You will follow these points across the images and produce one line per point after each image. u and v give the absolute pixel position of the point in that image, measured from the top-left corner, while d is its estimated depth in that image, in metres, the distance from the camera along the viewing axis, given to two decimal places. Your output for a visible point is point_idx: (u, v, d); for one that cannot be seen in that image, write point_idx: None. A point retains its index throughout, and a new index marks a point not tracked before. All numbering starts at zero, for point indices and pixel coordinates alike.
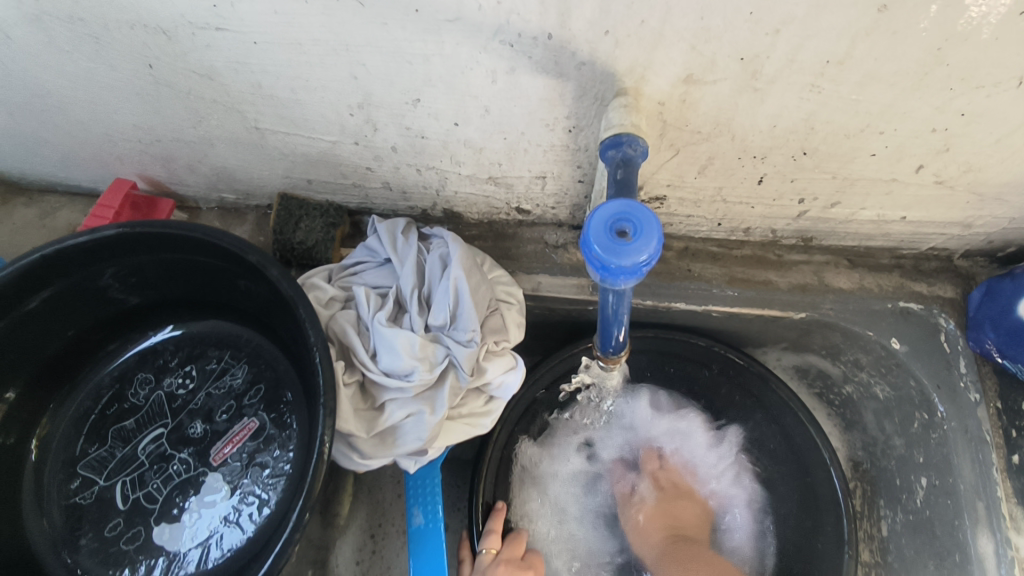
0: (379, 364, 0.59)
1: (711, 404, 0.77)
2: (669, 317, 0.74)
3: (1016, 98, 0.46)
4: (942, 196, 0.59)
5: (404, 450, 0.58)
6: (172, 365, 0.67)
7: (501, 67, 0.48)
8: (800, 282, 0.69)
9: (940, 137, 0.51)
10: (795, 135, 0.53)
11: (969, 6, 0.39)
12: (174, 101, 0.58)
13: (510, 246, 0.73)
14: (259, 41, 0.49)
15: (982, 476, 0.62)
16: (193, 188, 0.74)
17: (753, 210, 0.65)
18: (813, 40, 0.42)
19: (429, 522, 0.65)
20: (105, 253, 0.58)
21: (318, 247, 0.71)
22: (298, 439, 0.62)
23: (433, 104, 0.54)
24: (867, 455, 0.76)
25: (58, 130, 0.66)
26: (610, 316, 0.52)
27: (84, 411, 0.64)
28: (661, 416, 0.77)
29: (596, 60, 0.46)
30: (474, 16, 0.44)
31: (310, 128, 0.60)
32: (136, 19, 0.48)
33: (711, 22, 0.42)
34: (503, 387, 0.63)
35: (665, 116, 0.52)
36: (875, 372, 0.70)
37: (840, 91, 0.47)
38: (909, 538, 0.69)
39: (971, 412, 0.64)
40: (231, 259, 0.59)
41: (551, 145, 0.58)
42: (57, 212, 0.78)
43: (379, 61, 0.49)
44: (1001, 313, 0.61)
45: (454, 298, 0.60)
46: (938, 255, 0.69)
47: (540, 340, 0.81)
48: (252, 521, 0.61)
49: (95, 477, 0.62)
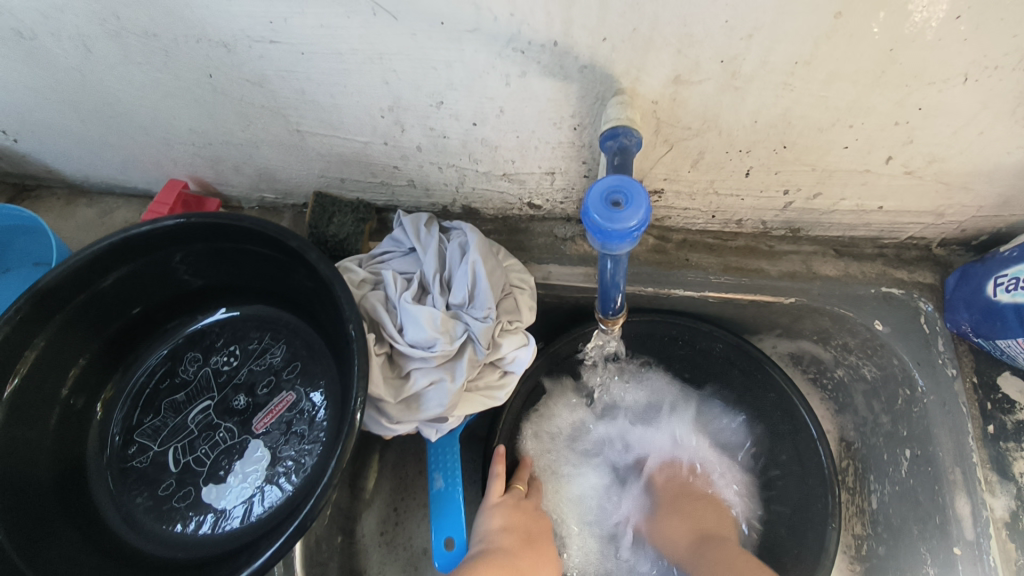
0: (405, 338, 0.66)
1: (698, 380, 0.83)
2: (669, 303, 0.80)
3: (965, 92, 0.52)
4: (913, 186, 0.65)
5: (427, 415, 0.65)
6: (218, 345, 0.74)
7: (514, 71, 0.56)
8: (790, 270, 0.75)
9: (903, 129, 0.57)
10: (774, 130, 0.59)
11: (911, 12, 0.46)
12: (228, 107, 0.67)
13: (523, 239, 0.80)
14: (306, 51, 0.57)
15: (959, 444, 0.67)
16: (237, 188, 0.83)
17: (743, 202, 0.71)
18: (781, 43, 0.49)
19: (448, 486, 0.71)
20: (165, 241, 0.66)
21: (349, 239, 0.79)
22: (331, 409, 0.69)
23: (454, 105, 0.62)
24: (859, 435, 0.81)
25: (123, 135, 0.74)
26: (608, 283, 0.58)
27: (140, 385, 0.72)
28: (655, 396, 0.84)
29: (596, 64, 0.54)
30: (491, 26, 0.51)
31: (345, 130, 0.68)
32: (203, 34, 0.57)
33: (693, 28, 0.49)
34: (516, 362, 0.69)
35: (658, 114, 0.59)
36: (863, 354, 0.76)
37: (809, 88, 0.54)
38: (896, 507, 0.74)
39: (948, 386, 0.69)
40: (275, 246, 0.66)
41: (559, 142, 0.65)
42: (115, 212, 0.87)
43: (409, 67, 0.57)
44: (973, 293, 0.67)
45: (472, 279, 0.67)
46: (918, 244, 0.75)
47: (551, 328, 0.87)
48: (290, 482, 0.67)
49: (150, 443, 0.69)
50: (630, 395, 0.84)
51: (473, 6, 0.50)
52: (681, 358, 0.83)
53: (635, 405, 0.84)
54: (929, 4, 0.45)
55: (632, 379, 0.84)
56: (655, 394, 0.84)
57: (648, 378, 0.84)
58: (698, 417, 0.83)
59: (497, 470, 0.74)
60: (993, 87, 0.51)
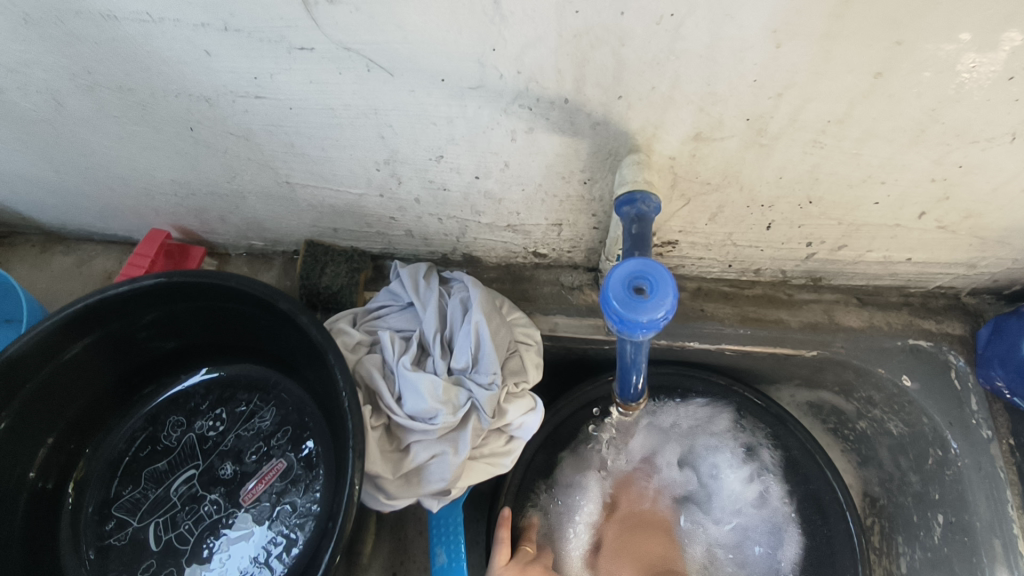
0: (404, 408, 0.61)
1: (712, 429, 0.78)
2: (683, 355, 0.75)
3: (1010, 151, 0.48)
4: (946, 239, 0.61)
5: (428, 490, 0.61)
6: (203, 408, 0.70)
7: (520, 127, 0.52)
8: (811, 320, 0.71)
9: (940, 186, 0.53)
10: (800, 185, 0.55)
11: (959, 71, 0.42)
12: (212, 160, 0.62)
13: (527, 288, 0.75)
14: (295, 106, 0.53)
15: (997, 513, 0.64)
16: (223, 236, 0.78)
17: (762, 252, 0.67)
18: (813, 102, 0.45)
19: (452, 561, 0.66)
20: (144, 302, 0.61)
21: (343, 292, 0.74)
22: (325, 480, 0.64)
23: (455, 159, 0.57)
24: (884, 491, 0.76)
25: (99, 185, 0.69)
26: (629, 363, 0.54)
27: (118, 453, 0.67)
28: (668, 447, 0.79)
29: (610, 121, 0.50)
30: (496, 83, 0.47)
31: (337, 182, 0.63)
32: (183, 89, 0.52)
33: (717, 87, 0.45)
34: (523, 428, 0.64)
35: (676, 170, 0.55)
36: (889, 409, 0.71)
37: (842, 146, 0.50)
38: (929, 574, 0.70)
39: (984, 449, 0.65)
40: (263, 306, 0.62)
41: (567, 195, 0.61)
42: (93, 260, 0.81)
43: (406, 122, 0.53)
44: (1009, 350, 0.63)
45: (475, 341, 0.63)
46: (945, 293, 0.71)
47: (557, 377, 0.83)
48: (282, 561, 0.62)
49: (129, 518, 0.64)
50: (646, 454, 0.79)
51: (477, 64, 0.45)
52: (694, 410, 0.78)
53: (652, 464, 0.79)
54: (978, 64, 0.41)
55: (650, 437, 0.79)
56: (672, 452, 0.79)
57: (667, 435, 0.79)
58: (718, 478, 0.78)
59: (502, 535, 0.69)
60: None
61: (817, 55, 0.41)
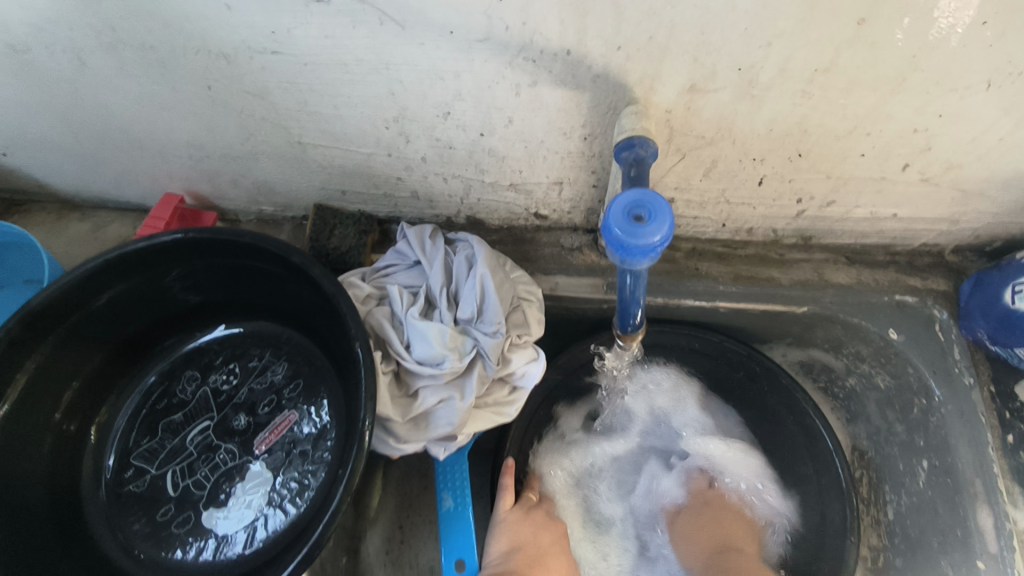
0: (413, 354, 0.64)
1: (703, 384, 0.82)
2: (679, 314, 0.78)
3: (987, 100, 0.51)
4: (929, 193, 0.64)
5: (436, 433, 0.63)
6: (217, 363, 0.72)
7: (524, 80, 0.54)
8: (801, 278, 0.74)
9: (922, 137, 0.56)
10: (790, 138, 0.58)
11: (937, 18, 0.45)
12: (227, 120, 0.65)
13: (528, 250, 0.78)
14: (309, 62, 0.55)
15: (979, 455, 0.67)
16: (234, 201, 0.80)
17: (755, 210, 0.70)
18: (801, 51, 0.48)
19: (458, 505, 0.69)
20: (163, 258, 0.64)
21: (351, 252, 0.77)
22: (336, 429, 0.67)
23: (461, 116, 0.60)
24: (872, 444, 0.79)
25: (116, 149, 0.72)
26: (628, 297, 0.57)
27: (136, 406, 0.70)
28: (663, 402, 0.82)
29: (609, 73, 0.52)
30: (502, 35, 0.50)
31: (347, 141, 0.66)
32: (202, 45, 0.55)
33: (711, 36, 0.48)
34: (526, 377, 0.67)
35: (672, 123, 0.57)
36: (876, 363, 0.74)
37: (828, 96, 0.53)
38: (914, 518, 0.73)
39: (966, 396, 0.68)
40: (277, 261, 0.64)
41: (568, 152, 0.63)
42: (107, 226, 0.84)
43: (415, 78, 0.56)
44: (989, 301, 0.66)
45: (480, 294, 0.65)
46: (930, 251, 0.74)
47: (558, 339, 0.86)
48: (294, 505, 0.65)
49: (147, 466, 0.67)
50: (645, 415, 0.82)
51: (484, 15, 0.48)
52: (685, 363, 0.81)
53: (652, 425, 0.82)
54: (955, 9, 0.44)
55: (650, 398, 0.82)
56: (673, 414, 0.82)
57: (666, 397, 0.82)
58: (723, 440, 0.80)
59: (507, 482, 0.72)
60: (1016, 94, 0.50)
61: (804, 2, 0.44)
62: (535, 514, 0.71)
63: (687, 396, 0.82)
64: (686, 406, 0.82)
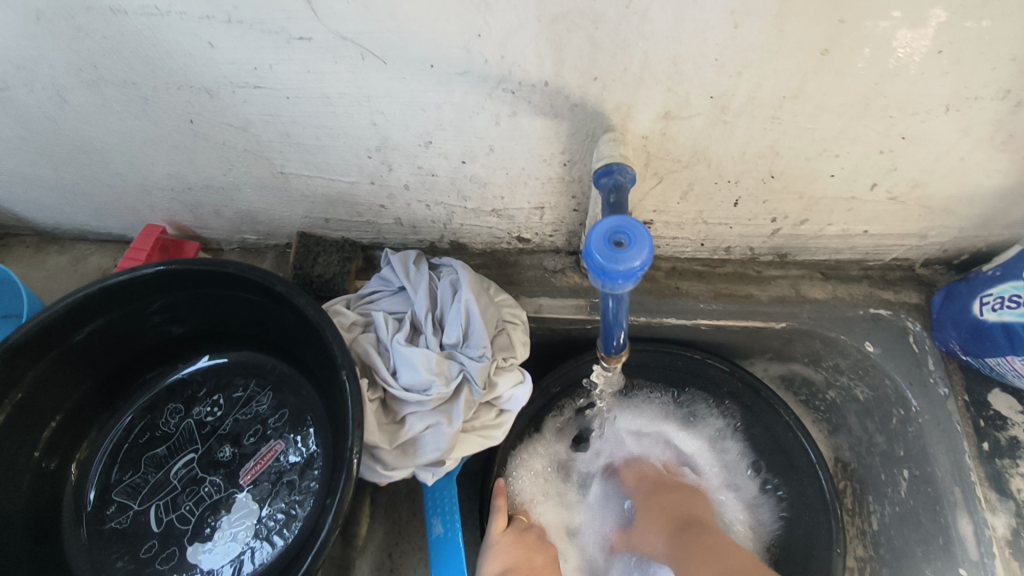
0: (399, 380, 0.64)
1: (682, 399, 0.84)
2: (660, 332, 0.79)
3: (946, 122, 0.54)
4: (897, 211, 0.66)
5: (424, 459, 0.63)
6: (201, 395, 0.71)
7: (504, 110, 0.56)
8: (779, 294, 0.75)
9: (887, 157, 0.58)
10: (762, 161, 0.60)
11: (895, 48, 0.47)
12: (210, 152, 0.65)
13: (512, 272, 0.79)
14: (291, 96, 0.56)
15: (957, 463, 0.68)
16: (217, 231, 0.80)
17: (731, 230, 0.72)
18: (768, 79, 0.50)
19: (448, 531, 0.69)
20: (144, 290, 0.63)
21: (335, 279, 0.77)
22: (323, 458, 0.66)
23: (443, 145, 0.61)
24: (854, 455, 0.81)
25: (97, 182, 0.72)
26: (610, 321, 0.58)
27: (118, 441, 0.69)
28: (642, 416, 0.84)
29: (586, 102, 0.54)
30: (481, 68, 0.51)
31: (330, 171, 0.66)
32: (184, 81, 0.55)
33: (683, 67, 0.49)
34: (513, 400, 0.67)
35: (649, 148, 0.59)
36: (855, 375, 0.76)
37: (797, 121, 0.55)
38: (898, 528, 0.74)
39: (941, 405, 0.70)
40: (261, 291, 0.64)
41: (548, 177, 0.65)
42: (87, 258, 0.83)
43: (397, 109, 0.57)
44: (960, 313, 0.69)
45: (465, 318, 0.66)
46: (901, 265, 0.77)
47: (543, 360, 0.86)
48: (282, 537, 0.64)
49: (130, 502, 0.66)
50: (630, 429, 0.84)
51: (464, 49, 0.49)
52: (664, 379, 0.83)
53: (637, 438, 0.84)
54: (911, 39, 0.46)
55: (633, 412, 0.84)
56: (655, 427, 0.84)
57: (648, 411, 0.84)
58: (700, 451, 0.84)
59: (497, 502, 0.72)
60: (973, 117, 0.53)
61: (770, 33, 0.46)
62: (529, 534, 0.72)
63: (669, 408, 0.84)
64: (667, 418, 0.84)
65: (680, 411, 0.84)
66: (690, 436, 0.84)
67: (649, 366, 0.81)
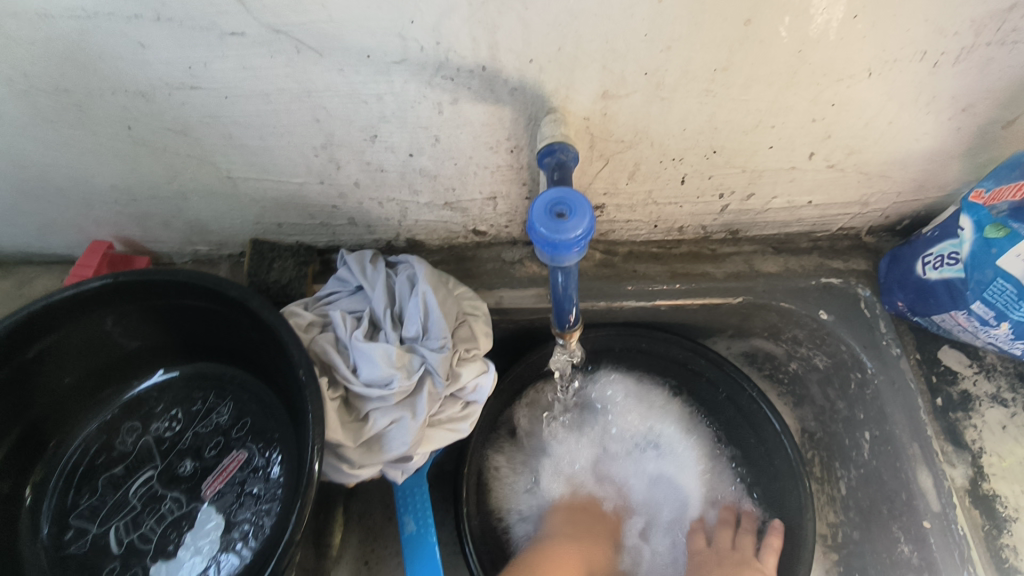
0: (360, 377, 0.64)
1: (647, 383, 0.86)
2: (622, 315, 0.80)
3: (871, 86, 0.56)
4: (837, 178, 0.68)
5: (390, 456, 0.63)
6: (158, 411, 0.70)
7: (445, 98, 0.56)
8: (733, 270, 0.77)
9: (820, 125, 0.60)
10: (702, 136, 0.62)
11: (813, 16, 0.49)
12: (152, 160, 0.64)
13: (471, 266, 0.79)
14: (230, 94, 0.56)
15: (913, 420, 0.69)
16: (168, 244, 0.79)
17: (682, 208, 0.73)
18: (697, 53, 0.52)
19: (420, 528, 0.68)
20: (94, 305, 0.62)
21: (292, 283, 0.76)
22: (288, 464, 0.65)
23: (389, 138, 0.61)
24: (819, 424, 0.82)
25: (38, 199, 0.70)
26: (560, 295, 0.58)
27: (73, 463, 0.66)
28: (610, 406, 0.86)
29: (525, 85, 0.55)
30: (418, 56, 0.52)
31: (278, 172, 0.66)
32: (119, 85, 0.54)
33: (615, 44, 0.51)
34: (478, 390, 0.67)
35: (592, 129, 0.60)
36: (812, 344, 0.78)
37: (730, 93, 0.56)
38: (864, 491, 0.76)
39: (895, 365, 0.72)
40: (216, 297, 0.63)
41: (497, 166, 0.65)
42: (33, 281, 0.81)
43: (338, 103, 0.57)
44: (905, 275, 0.71)
45: (424, 311, 0.66)
46: (848, 234, 0.79)
47: (509, 353, 0.86)
48: (248, 548, 0.63)
49: (88, 525, 0.64)
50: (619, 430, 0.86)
51: (399, 37, 0.50)
52: (628, 361, 0.84)
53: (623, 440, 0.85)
54: (827, 6, 0.48)
55: (624, 413, 0.86)
56: (644, 430, 0.86)
57: (641, 413, 0.86)
58: (685, 453, 0.85)
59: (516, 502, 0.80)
60: (895, 79, 0.55)
61: (694, 6, 0.47)
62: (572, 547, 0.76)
63: (662, 413, 0.86)
64: (657, 423, 0.86)
65: (673, 417, 0.86)
66: (678, 443, 0.85)
67: (612, 352, 0.83)
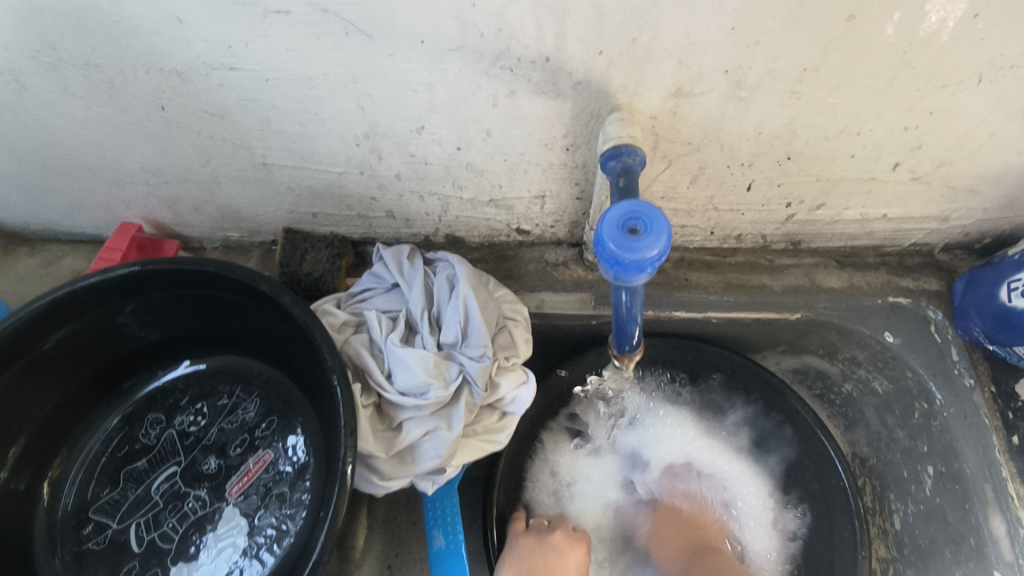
0: (394, 385, 0.60)
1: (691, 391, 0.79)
2: (669, 325, 0.76)
3: (978, 95, 0.50)
4: (919, 191, 0.62)
5: (422, 469, 0.59)
6: (183, 403, 0.67)
7: (502, 90, 0.51)
8: (793, 284, 0.72)
9: (912, 135, 0.55)
10: (778, 141, 0.56)
11: (928, 12, 0.43)
12: (184, 142, 0.60)
13: (511, 266, 0.75)
14: (271, 77, 0.51)
15: (986, 457, 0.65)
16: (198, 229, 0.76)
17: (743, 216, 0.68)
18: (789, 49, 0.46)
19: (450, 543, 0.65)
20: (118, 293, 0.59)
21: (325, 277, 0.73)
22: (315, 468, 0.62)
23: (436, 130, 0.57)
24: (873, 450, 0.78)
25: (66, 177, 0.67)
26: (625, 316, 0.55)
27: (95, 455, 0.64)
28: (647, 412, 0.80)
29: (591, 80, 0.50)
30: (477, 43, 0.47)
31: (316, 161, 0.62)
32: (154, 63, 0.51)
33: (697, 36, 0.45)
34: (516, 402, 0.63)
35: (658, 129, 0.55)
36: (873, 367, 0.73)
37: (818, 95, 0.51)
38: (922, 527, 0.71)
39: (968, 397, 0.67)
40: (246, 291, 0.59)
41: (550, 164, 0.60)
42: (60, 259, 0.79)
43: (385, 91, 0.52)
44: (985, 300, 0.65)
45: (464, 315, 0.62)
46: (920, 250, 0.73)
47: (545, 358, 0.82)
48: (272, 554, 0.60)
49: (108, 521, 0.62)
50: (661, 458, 0.79)
51: (457, 20, 0.45)
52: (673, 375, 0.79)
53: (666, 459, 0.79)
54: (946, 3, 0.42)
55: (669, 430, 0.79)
56: (689, 447, 0.80)
57: (691, 444, 0.79)
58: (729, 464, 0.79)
59: (517, 512, 0.73)
60: (1006, 87, 0.49)
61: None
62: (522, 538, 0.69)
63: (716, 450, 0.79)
64: (705, 453, 0.79)
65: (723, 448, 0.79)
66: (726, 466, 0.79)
67: (657, 364, 0.78)
